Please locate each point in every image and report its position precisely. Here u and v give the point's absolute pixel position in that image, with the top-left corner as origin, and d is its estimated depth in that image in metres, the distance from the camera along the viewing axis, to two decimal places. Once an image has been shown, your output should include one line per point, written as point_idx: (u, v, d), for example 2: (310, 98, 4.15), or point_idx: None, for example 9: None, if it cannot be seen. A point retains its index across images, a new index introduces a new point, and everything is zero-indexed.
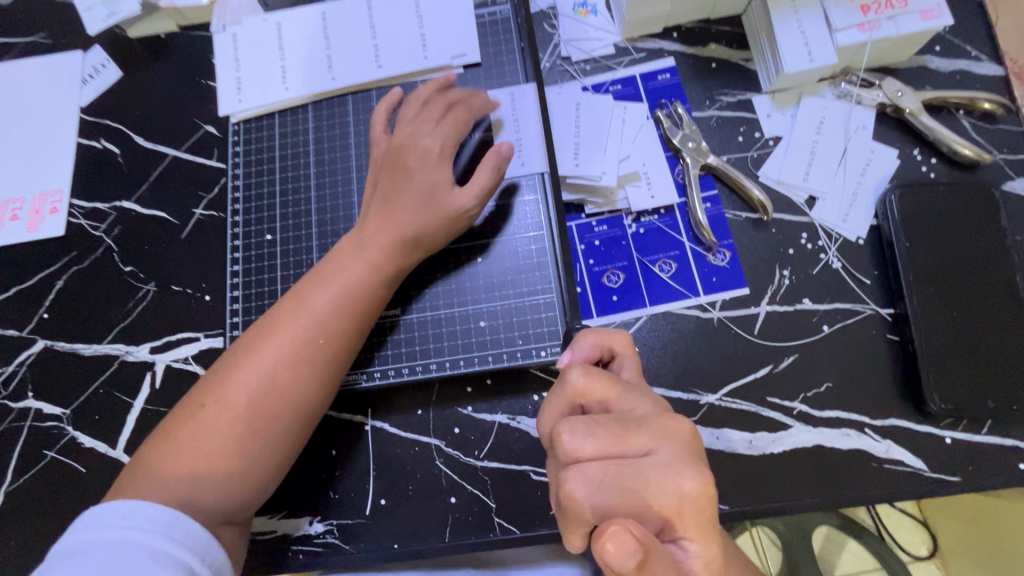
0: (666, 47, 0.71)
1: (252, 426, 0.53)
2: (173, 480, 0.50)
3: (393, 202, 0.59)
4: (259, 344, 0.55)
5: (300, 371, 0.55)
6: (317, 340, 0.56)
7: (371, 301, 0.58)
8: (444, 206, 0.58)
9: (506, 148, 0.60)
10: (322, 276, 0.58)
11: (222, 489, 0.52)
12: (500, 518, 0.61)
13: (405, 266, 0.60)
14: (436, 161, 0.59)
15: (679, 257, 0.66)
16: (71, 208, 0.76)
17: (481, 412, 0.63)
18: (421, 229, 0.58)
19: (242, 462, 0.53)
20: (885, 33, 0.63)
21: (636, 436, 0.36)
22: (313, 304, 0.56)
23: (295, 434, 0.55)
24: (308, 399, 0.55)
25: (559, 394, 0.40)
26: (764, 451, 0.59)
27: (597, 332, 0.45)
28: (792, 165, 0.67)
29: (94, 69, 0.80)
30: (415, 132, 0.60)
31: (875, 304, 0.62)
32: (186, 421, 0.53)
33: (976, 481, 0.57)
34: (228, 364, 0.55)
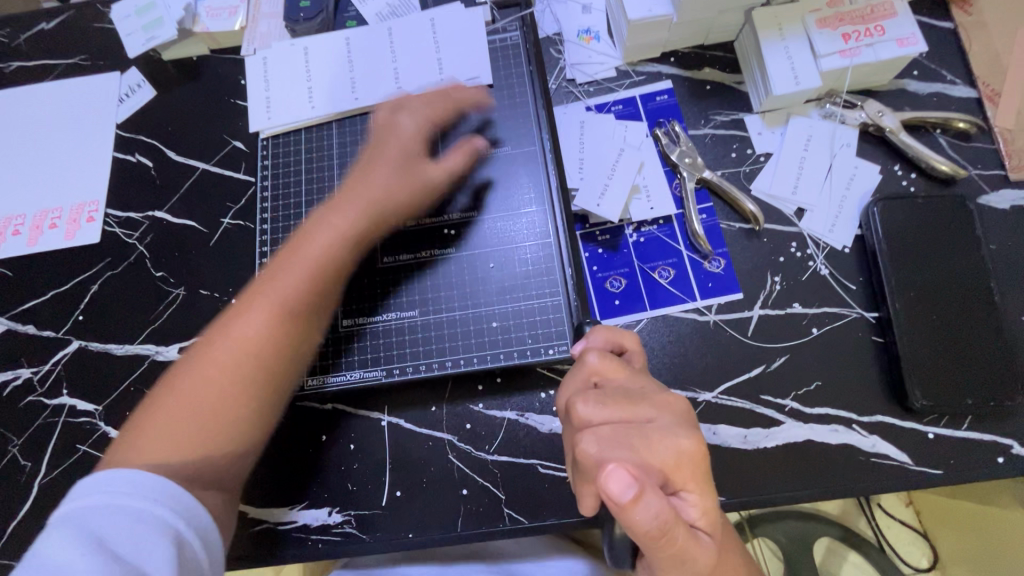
0: (664, 71, 0.77)
1: (230, 385, 0.57)
2: (155, 441, 0.54)
3: (368, 170, 0.67)
4: (236, 312, 0.60)
5: (273, 330, 0.60)
6: (288, 301, 0.61)
7: (339, 266, 0.64)
8: (422, 182, 0.67)
9: (483, 144, 0.70)
10: (291, 247, 0.64)
11: (200, 445, 0.55)
12: (509, 509, 0.64)
13: (375, 229, 0.66)
14: (412, 138, 0.68)
15: (677, 264, 0.70)
16: (106, 217, 0.81)
17: (491, 409, 0.67)
18: (398, 199, 0.67)
19: (223, 419, 0.56)
20: (865, 59, 0.68)
21: (642, 405, 0.40)
22: (286, 271, 0.62)
23: (274, 391, 0.59)
24: (282, 358, 0.60)
25: (576, 372, 0.44)
26: (758, 446, 0.63)
27: (609, 327, 0.49)
28: (782, 180, 0.71)
29: (130, 88, 0.86)
30: (395, 114, 0.69)
31: (860, 308, 0.66)
32: (168, 392, 0.57)
33: (957, 474, 0.61)
34: (217, 330, 0.60)
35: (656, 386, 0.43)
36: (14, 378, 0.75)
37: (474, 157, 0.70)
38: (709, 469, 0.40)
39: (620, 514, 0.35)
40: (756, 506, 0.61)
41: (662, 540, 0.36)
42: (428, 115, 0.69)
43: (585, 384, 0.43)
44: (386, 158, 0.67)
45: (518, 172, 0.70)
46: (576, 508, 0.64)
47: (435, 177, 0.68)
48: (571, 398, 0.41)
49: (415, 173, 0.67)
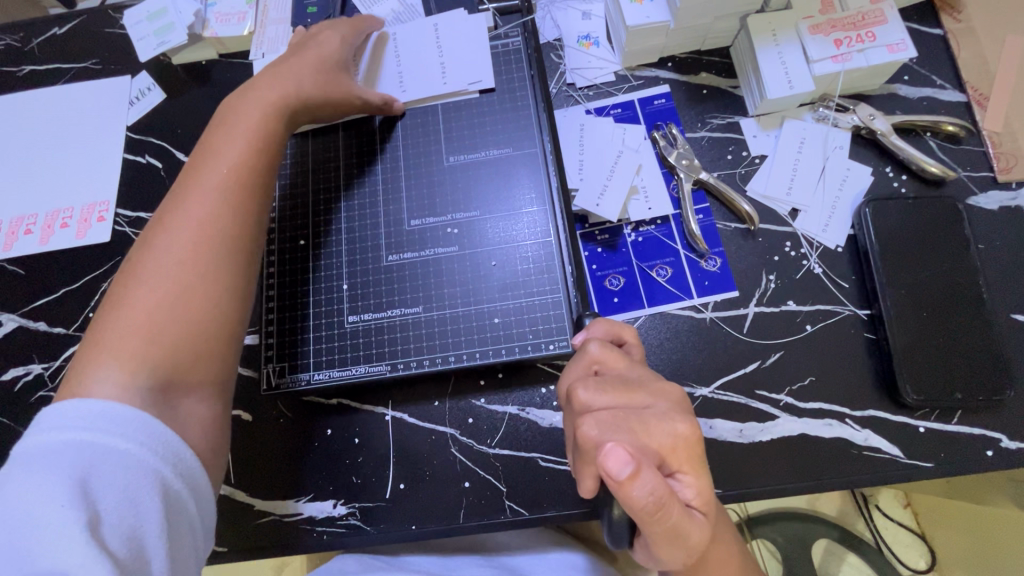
0: (661, 76, 0.79)
1: (192, 256, 0.55)
2: (123, 338, 0.51)
3: (281, 67, 0.67)
4: (169, 206, 0.58)
5: (216, 201, 0.57)
6: (224, 174, 0.59)
7: (273, 135, 0.63)
8: (348, 87, 0.69)
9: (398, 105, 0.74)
10: (210, 137, 0.62)
11: (177, 326, 0.53)
12: (510, 501, 0.66)
13: (300, 104, 0.66)
14: (331, 50, 0.70)
15: (674, 263, 0.72)
16: (116, 217, 0.83)
17: (493, 404, 0.69)
18: (325, 92, 0.67)
19: (195, 293, 0.54)
20: (856, 64, 0.70)
21: (639, 392, 0.42)
22: (210, 156, 0.60)
23: (230, 261, 0.57)
24: (237, 226, 0.58)
25: (577, 360, 0.45)
26: (753, 440, 0.64)
27: (608, 320, 0.51)
28: (776, 181, 0.73)
29: (140, 92, 0.88)
30: (313, 33, 0.71)
31: (853, 306, 0.68)
32: (118, 296, 0.54)
33: (948, 467, 0.62)
34: (151, 230, 0.57)
35: (654, 375, 0.45)
36: (25, 374, 0.77)
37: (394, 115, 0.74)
38: (703, 453, 0.41)
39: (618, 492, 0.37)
40: (751, 498, 0.63)
41: (658, 515, 0.38)
42: (343, 33, 0.72)
43: (585, 372, 0.45)
44: (301, 61, 0.67)
45: (522, 174, 0.72)
46: (575, 500, 0.65)
47: (360, 90, 0.71)
48: (572, 384, 0.43)
49: (339, 79, 0.69)
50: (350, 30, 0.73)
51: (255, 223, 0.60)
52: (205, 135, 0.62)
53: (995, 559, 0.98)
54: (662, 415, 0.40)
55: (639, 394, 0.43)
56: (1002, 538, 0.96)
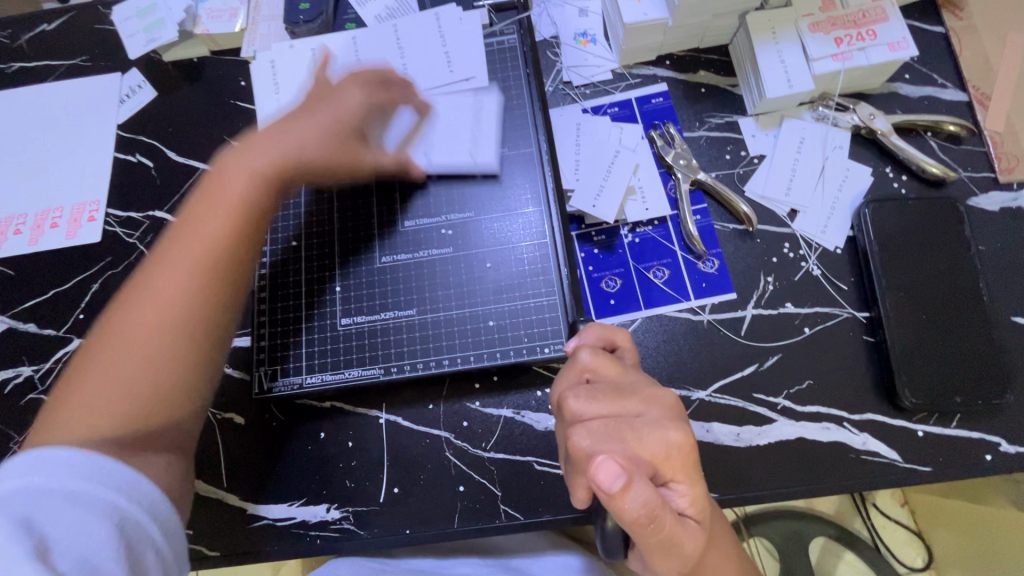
0: (659, 74, 0.78)
1: (150, 341, 0.53)
2: (78, 402, 0.50)
3: (281, 132, 0.64)
4: (148, 268, 0.57)
5: (184, 275, 0.55)
6: (199, 247, 0.57)
7: (256, 203, 0.60)
8: (359, 158, 0.67)
9: (417, 171, 0.70)
10: (203, 200, 0.60)
11: (124, 403, 0.51)
12: (505, 505, 0.65)
13: (290, 176, 0.63)
14: (348, 111, 0.66)
15: (672, 264, 0.71)
16: (107, 217, 0.82)
17: (487, 407, 0.68)
18: (320, 156, 0.64)
19: (148, 370, 0.52)
20: (856, 63, 0.69)
21: (631, 399, 0.41)
22: (196, 223, 0.58)
23: (183, 354, 0.54)
24: (203, 311, 0.56)
25: (569, 369, 0.45)
26: (751, 443, 0.64)
27: (603, 326, 0.50)
28: (775, 181, 0.72)
29: (131, 89, 0.87)
30: (342, 89, 0.67)
31: (852, 308, 0.67)
32: (87, 354, 0.54)
33: (947, 471, 0.62)
34: (123, 299, 0.56)
35: (648, 380, 0.44)
36: (15, 376, 0.76)
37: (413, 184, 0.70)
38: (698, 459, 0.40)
39: (608, 502, 0.36)
40: (748, 502, 0.62)
41: (651, 526, 0.37)
42: (364, 96, 0.67)
43: (577, 380, 0.44)
44: (310, 122, 0.65)
45: (517, 170, 0.71)
46: (571, 505, 0.64)
47: (374, 157, 0.69)
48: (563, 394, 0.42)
49: (350, 147, 0.66)
50: (367, 83, 0.67)
51: (222, 306, 0.57)
52: (194, 202, 0.61)
53: (990, 557, 0.98)
54: (654, 424, 0.39)
55: (631, 402, 0.42)
56: (999, 536, 0.96)
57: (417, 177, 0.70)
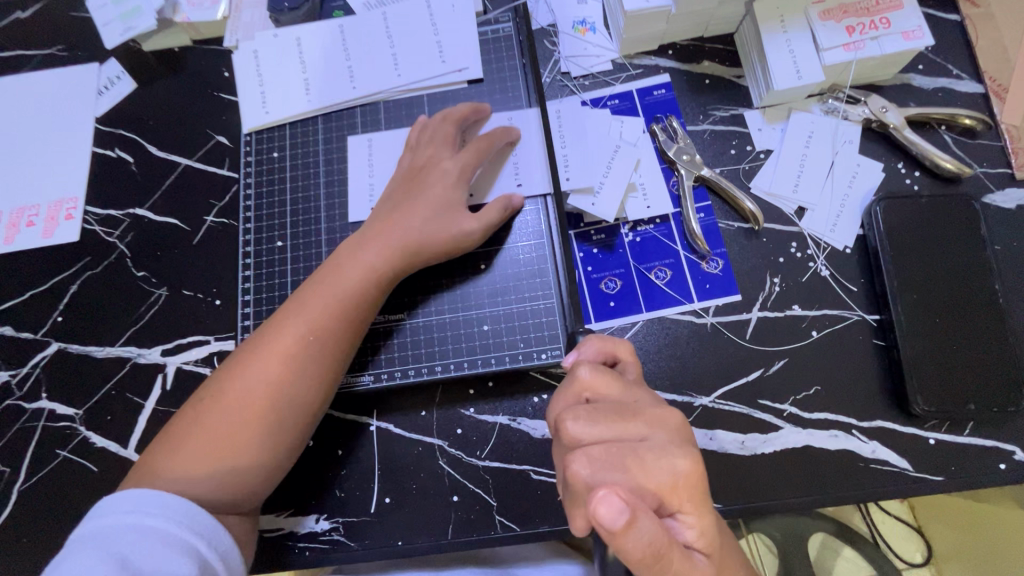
0: (661, 64, 0.75)
1: (259, 412, 0.55)
2: (183, 466, 0.53)
3: (430, 191, 0.63)
4: (258, 343, 0.58)
5: (295, 366, 0.57)
6: (308, 339, 0.57)
7: (359, 312, 0.60)
8: (461, 231, 0.62)
9: (517, 198, 0.64)
10: (320, 282, 0.60)
11: (230, 478, 0.54)
12: (501, 516, 0.63)
13: (409, 271, 0.62)
14: (459, 181, 0.63)
15: (674, 264, 0.68)
16: (85, 215, 0.78)
17: (482, 414, 0.65)
18: (431, 245, 0.62)
19: (252, 451, 0.55)
20: (869, 53, 0.66)
21: (634, 422, 0.38)
22: (306, 308, 0.59)
23: (290, 425, 0.57)
24: (308, 389, 0.57)
25: (567, 387, 0.41)
26: (756, 452, 0.61)
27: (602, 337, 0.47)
28: (782, 178, 0.69)
29: (109, 80, 0.83)
30: (440, 155, 0.64)
31: (861, 311, 0.65)
32: (193, 413, 0.55)
33: (960, 481, 0.59)
34: (234, 364, 0.57)
35: (651, 400, 0.41)
36: None
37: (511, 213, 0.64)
38: (706, 488, 0.37)
39: (611, 540, 0.33)
40: (753, 513, 0.60)
41: (657, 565, 0.34)
42: (466, 159, 0.64)
43: (574, 400, 0.41)
44: (426, 197, 0.63)
45: (511, 163, 0.67)
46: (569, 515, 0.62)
47: (479, 216, 0.62)
48: (560, 416, 0.39)
49: (452, 224, 0.62)
50: (454, 127, 0.66)
51: (323, 398, 0.59)
52: (320, 269, 0.62)
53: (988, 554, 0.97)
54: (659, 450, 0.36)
55: (634, 424, 0.39)
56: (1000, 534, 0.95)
57: (517, 206, 0.64)
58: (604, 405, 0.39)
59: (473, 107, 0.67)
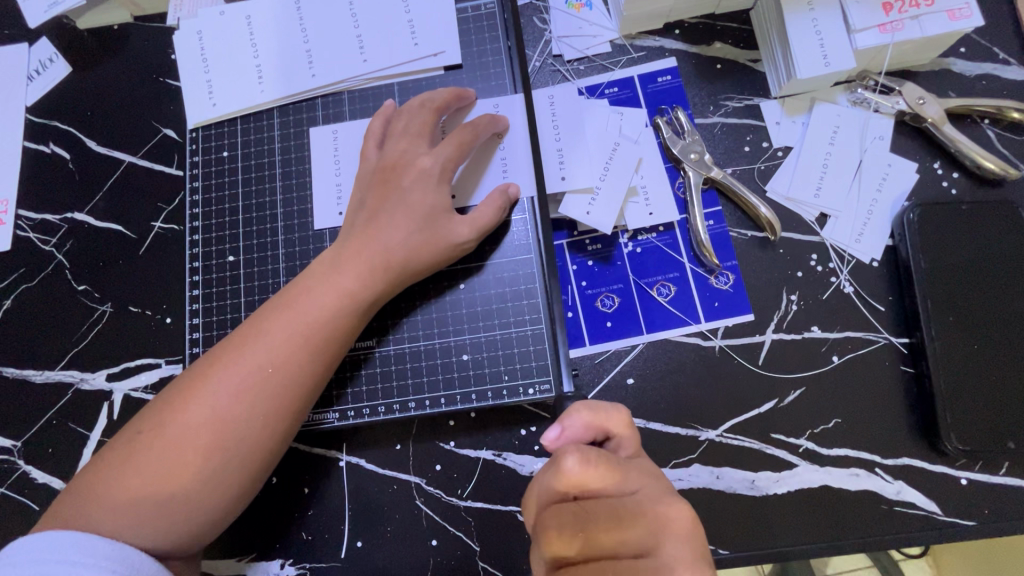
0: (667, 46, 0.65)
1: (202, 454, 0.47)
2: (112, 509, 0.45)
3: (415, 200, 0.54)
4: (209, 368, 0.50)
5: (249, 401, 0.48)
6: (266, 369, 0.49)
7: (330, 341, 0.52)
8: (449, 244, 0.54)
9: (514, 189, 0.57)
10: (283, 300, 0.52)
11: (166, 529, 0.46)
12: (485, 563, 0.57)
13: (388, 291, 0.54)
14: (443, 186, 0.55)
15: (679, 279, 0.60)
16: (18, 220, 0.69)
17: (464, 448, 0.59)
18: (414, 260, 0.54)
19: (192, 499, 0.47)
20: (909, 35, 0.57)
21: (631, 532, 0.35)
22: (266, 331, 0.50)
23: (236, 471, 0.48)
24: (263, 431, 0.49)
25: (553, 478, 0.38)
26: (767, 493, 0.55)
27: (593, 409, 0.43)
28: (802, 180, 0.61)
29: (40, 64, 0.73)
30: (419, 154, 0.56)
31: (888, 333, 0.58)
32: (128, 446, 0.47)
33: (992, 525, 0.54)
34: (178, 392, 0.49)
35: (652, 493, 0.38)
36: None
37: (507, 207, 0.57)
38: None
39: None
40: (763, 561, 0.54)
41: None
42: (450, 155, 0.55)
43: (561, 496, 0.38)
44: (407, 202, 0.54)
45: (492, 164, 0.59)
46: None
47: (468, 223, 0.54)
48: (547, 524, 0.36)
49: (437, 238, 0.54)
50: (434, 116, 0.57)
51: (281, 438, 0.50)
52: (288, 287, 0.54)
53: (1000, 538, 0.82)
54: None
55: (633, 532, 0.36)
56: None
57: (514, 197, 0.57)
58: (595, 507, 0.36)
59: (452, 91, 0.58)
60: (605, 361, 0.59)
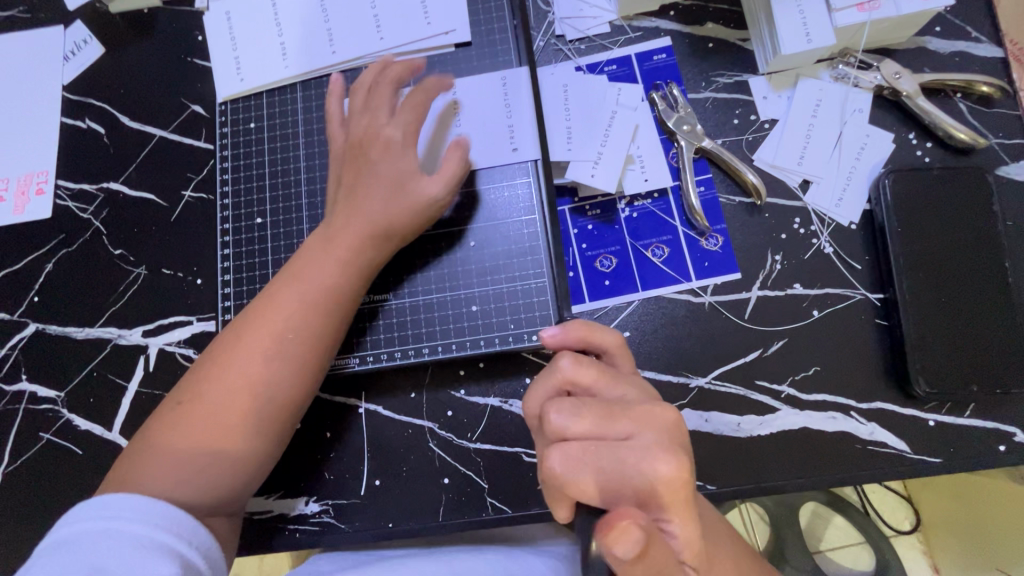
0: (662, 26, 0.70)
1: (239, 411, 0.53)
2: (162, 468, 0.50)
3: (382, 167, 0.58)
4: (233, 338, 0.55)
5: (276, 361, 0.54)
6: (287, 334, 0.55)
7: (337, 303, 0.57)
8: (424, 201, 0.58)
9: (476, 137, 0.59)
10: (293, 271, 0.57)
11: (216, 482, 0.52)
12: (493, 499, 0.62)
13: (380, 253, 0.59)
14: (405, 151, 0.58)
15: (672, 242, 0.65)
16: (57, 189, 0.74)
17: (473, 395, 0.64)
18: (394, 221, 0.58)
19: (236, 448, 0.53)
20: (885, 13, 0.61)
21: (619, 420, 0.38)
22: (280, 303, 0.55)
23: (273, 421, 0.54)
24: (288, 385, 0.55)
25: (549, 377, 0.43)
26: (751, 434, 0.60)
27: (587, 327, 0.47)
28: (787, 149, 0.66)
29: (76, 45, 0.78)
30: (375, 124, 0.59)
31: (865, 290, 0.62)
32: (171, 414, 0.53)
33: (957, 463, 0.59)
34: (207, 362, 0.54)
35: (638, 398, 0.41)
36: None
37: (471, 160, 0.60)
38: (690, 494, 0.37)
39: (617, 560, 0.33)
40: (747, 496, 0.59)
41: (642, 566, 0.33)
42: (407, 122, 0.58)
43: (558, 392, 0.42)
44: (380, 171, 0.58)
45: (453, 125, 0.62)
46: None
47: (438, 180, 0.58)
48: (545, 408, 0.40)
49: (412, 198, 0.58)
50: (391, 89, 0.60)
51: (308, 390, 0.56)
52: (294, 259, 0.59)
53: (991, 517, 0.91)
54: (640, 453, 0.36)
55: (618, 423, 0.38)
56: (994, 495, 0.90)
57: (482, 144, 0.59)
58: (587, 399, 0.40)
59: (403, 64, 0.61)
60: (604, 315, 0.64)
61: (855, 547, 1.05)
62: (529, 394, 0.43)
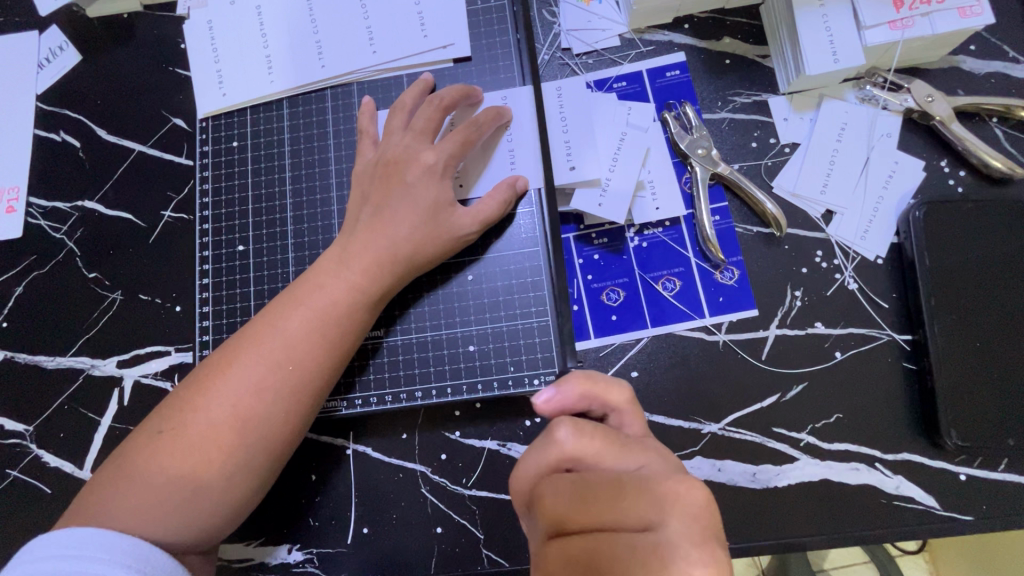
0: (676, 40, 0.65)
1: (223, 450, 0.48)
2: (133, 507, 0.46)
3: (413, 192, 0.55)
4: (226, 363, 0.50)
5: (270, 397, 0.49)
6: (286, 367, 0.50)
7: (343, 335, 0.52)
8: (452, 233, 0.55)
9: (522, 182, 0.57)
10: (296, 295, 0.52)
11: (193, 523, 0.47)
12: (489, 551, 0.58)
13: (395, 283, 0.55)
14: (442, 181, 0.55)
15: (684, 274, 0.61)
16: (29, 207, 0.70)
17: (469, 438, 0.59)
18: (419, 253, 0.54)
19: (217, 493, 0.48)
20: (919, 32, 0.57)
21: (635, 502, 0.34)
22: (280, 330, 0.51)
23: (259, 465, 0.50)
24: (281, 424, 0.50)
25: (546, 450, 0.38)
26: (768, 485, 0.56)
27: (590, 380, 0.42)
28: (809, 176, 0.62)
29: (51, 52, 0.73)
30: (415, 147, 0.56)
31: (892, 330, 0.58)
32: (147, 444, 0.48)
33: (989, 520, 0.54)
34: (192, 389, 0.50)
35: (655, 467, 0.37)
36: None
37: (514, 201, 0.57)
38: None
39: None
40: (762, 552, 0.55)
41: None
42: (453, 150, 0.56)
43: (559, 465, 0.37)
44: (411, 195, 0.55)
45: (498, 154, 0.59)
46: None
47: (472, 216, 0.55)
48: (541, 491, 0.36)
49: (441, 230, 0.55)
50: (440, 113, 0.56)
51: (300, 430, 0.52)
52: (296, 282, 0.54)
53: None
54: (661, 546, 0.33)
55: (634, 504, 0.34)
56: None
57: (522, 190, 0.57)
58: (594, 479, 0.35)
59: (459, 89, 0.57)
60: (610, 354, 0.60)
61: (858, 567, 1.00)
62: (524, 464, 0.39)
